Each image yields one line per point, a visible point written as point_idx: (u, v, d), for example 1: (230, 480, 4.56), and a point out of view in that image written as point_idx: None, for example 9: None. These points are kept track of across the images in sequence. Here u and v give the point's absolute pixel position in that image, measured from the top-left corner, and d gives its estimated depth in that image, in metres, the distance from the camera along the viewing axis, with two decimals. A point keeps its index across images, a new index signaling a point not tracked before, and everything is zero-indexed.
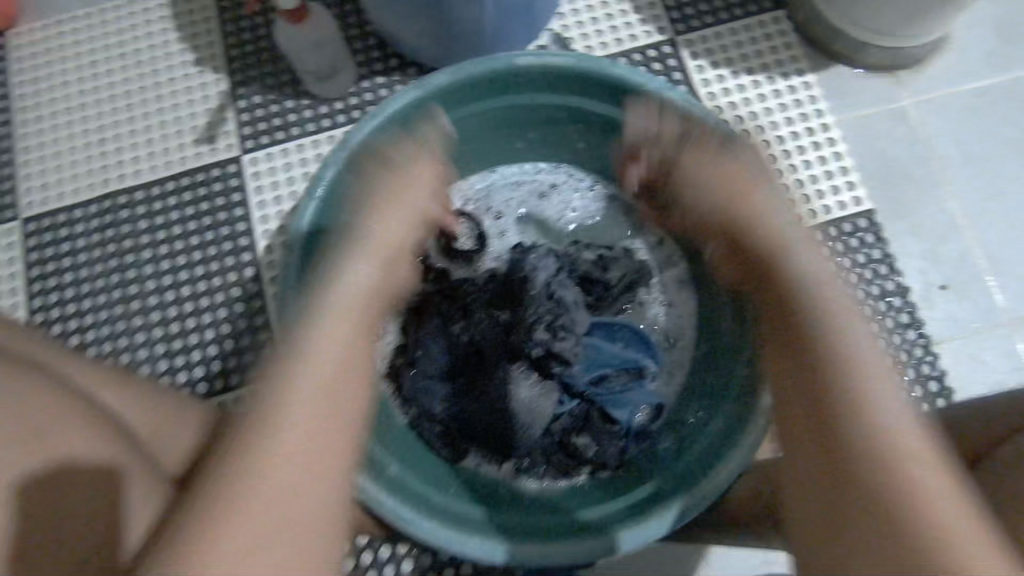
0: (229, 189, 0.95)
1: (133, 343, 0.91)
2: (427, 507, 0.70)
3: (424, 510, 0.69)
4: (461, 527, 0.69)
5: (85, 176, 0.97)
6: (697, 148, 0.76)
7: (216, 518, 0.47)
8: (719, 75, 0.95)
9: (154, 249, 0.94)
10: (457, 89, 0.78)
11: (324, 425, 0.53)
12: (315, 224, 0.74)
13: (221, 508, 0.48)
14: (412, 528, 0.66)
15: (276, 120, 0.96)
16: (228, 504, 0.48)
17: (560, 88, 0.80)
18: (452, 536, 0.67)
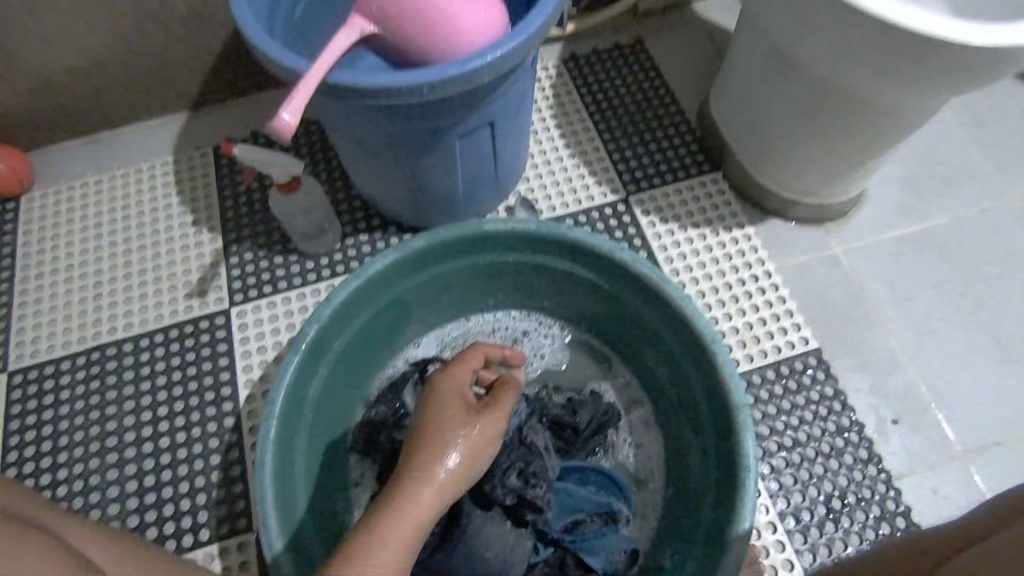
0: (215, 339, 0.99)
1: (105, 498, 0.90)
2: None
3: None
4: None
5: (77, 329, 1.01)
6: (649, 297, 0.84)
7: None
8: (669, 229, 1.07)
9: (135, 400, 0.96)
10: (433, 249, 0.86)
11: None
12: (296, 377, 0.77)
13: None
14: None
15: (265, 275, 1.03)
16: None
17: (527, 248, 0.88)
18: None
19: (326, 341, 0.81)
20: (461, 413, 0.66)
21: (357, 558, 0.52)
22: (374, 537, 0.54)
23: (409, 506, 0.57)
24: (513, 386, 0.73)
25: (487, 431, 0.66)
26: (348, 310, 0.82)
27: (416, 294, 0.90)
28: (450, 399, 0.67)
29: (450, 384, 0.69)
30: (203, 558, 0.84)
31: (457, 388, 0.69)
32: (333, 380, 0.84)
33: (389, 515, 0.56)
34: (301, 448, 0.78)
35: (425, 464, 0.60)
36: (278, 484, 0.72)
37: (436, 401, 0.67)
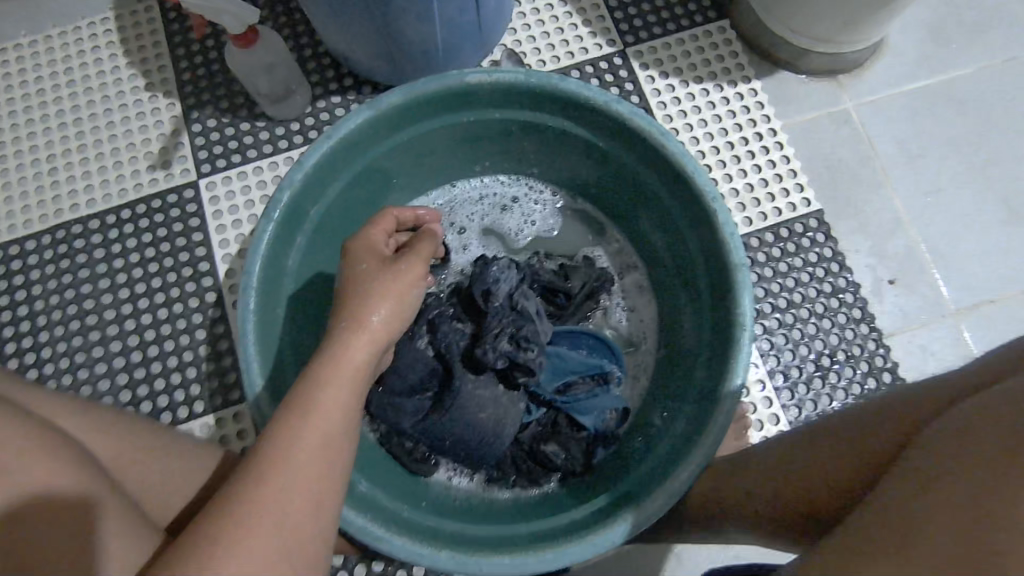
0: (186, 214, 0.93)
1: (93, 375, 0.88)
2: (398, 522, 0.68)
3: (397, 528, 0.66)
4: (430, 539, 0.67)
5: (36, 207, 0.95)
6: (647, 154, 0.78)
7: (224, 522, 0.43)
8: (670, 84, 0.98)
9: (110, 278, 0.92)
10: (411, 105, 0.77)
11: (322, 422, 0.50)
12: (272, 246, 0.73)
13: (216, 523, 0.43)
14: (382, 546, 0.64)
15: (231, 143, 0.95)
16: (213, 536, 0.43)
17: (511, 102, 0.80)
18: (424, 551, 0.64)
19: (302, 208, 0.76)
20: (370, 271, 0.62)
21: (296, 408, 0.50)
22: (310, 388, 0.52)
23: (337, 356, 0.55)
24: (431, 234, 0.69)
25: (408, 275, 0.63)
26: (322, 174, 0.76)
27: (395, 156, 0.83)
28: (359, 265, 0.63)
29: (359, 250, 0.65)
30: (200, 428, 0.85)
31: (366, 252, 0.65)
32: (313, 249, 0.80)
33: (321, 367, 0.53)
34: (285, 321, 0.75)
35: (354, 312, 0.58)
36: (264, 355, 0.70)
37: (351, 262, 0.64)
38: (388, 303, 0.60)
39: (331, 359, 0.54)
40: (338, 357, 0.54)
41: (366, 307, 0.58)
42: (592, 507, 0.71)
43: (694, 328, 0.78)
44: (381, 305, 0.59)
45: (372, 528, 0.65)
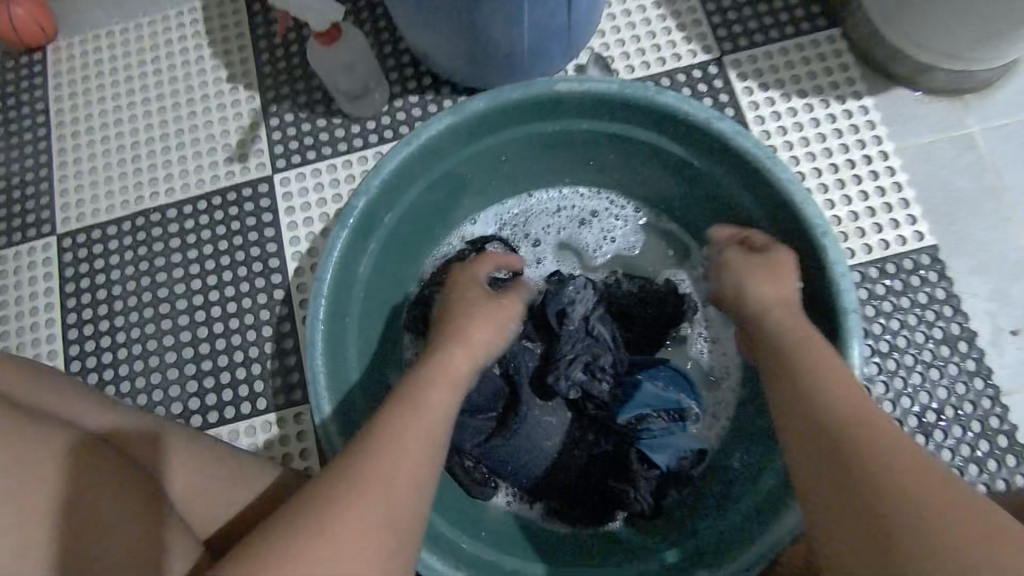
0: (260, 208, 0.93)
1: (163, 364, 0.89)
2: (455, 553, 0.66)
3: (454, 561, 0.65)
4: None
5: (120, 194, 0.96)
6: (746, 179, 0.71)
7: (326, 509, 0.45)
8: (769, 98, 0.90)
9: (184, 268, 0.92)
10: (496, 112, 0.73)
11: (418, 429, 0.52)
12: (345, 253, 0.70)
13: (316, 520, 0.44)
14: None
15: (307, 139, 0.94)
16: (313, 517, 0.44)
17: (603, 113, 0.75)
18: None
19: (376, 214, 0.73)
20: (474, 299, 0.67)
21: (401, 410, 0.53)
22: (414, 392, 0.55)
23: (446, 368, 0.58)
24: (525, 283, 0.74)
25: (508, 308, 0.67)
26: (398, 181, 0.73)
27: (474, 164, 0.79)
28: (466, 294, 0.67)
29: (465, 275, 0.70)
30: (261, 427, 0.85)
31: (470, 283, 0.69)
32: (384, 257, 0.77)
33: (424, 377, 0.57)
34: (353, 328, 0.72)
35: (456, 334, 0.62)
36: (331, 366, 0.67)
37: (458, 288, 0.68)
38: (488, 329, 0.63)
39: (432, 373, 0.57)
40: (438, 372, 0.58)
41: (467, 330, 0.62)
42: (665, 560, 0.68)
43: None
44: (485, 334, 0.63)
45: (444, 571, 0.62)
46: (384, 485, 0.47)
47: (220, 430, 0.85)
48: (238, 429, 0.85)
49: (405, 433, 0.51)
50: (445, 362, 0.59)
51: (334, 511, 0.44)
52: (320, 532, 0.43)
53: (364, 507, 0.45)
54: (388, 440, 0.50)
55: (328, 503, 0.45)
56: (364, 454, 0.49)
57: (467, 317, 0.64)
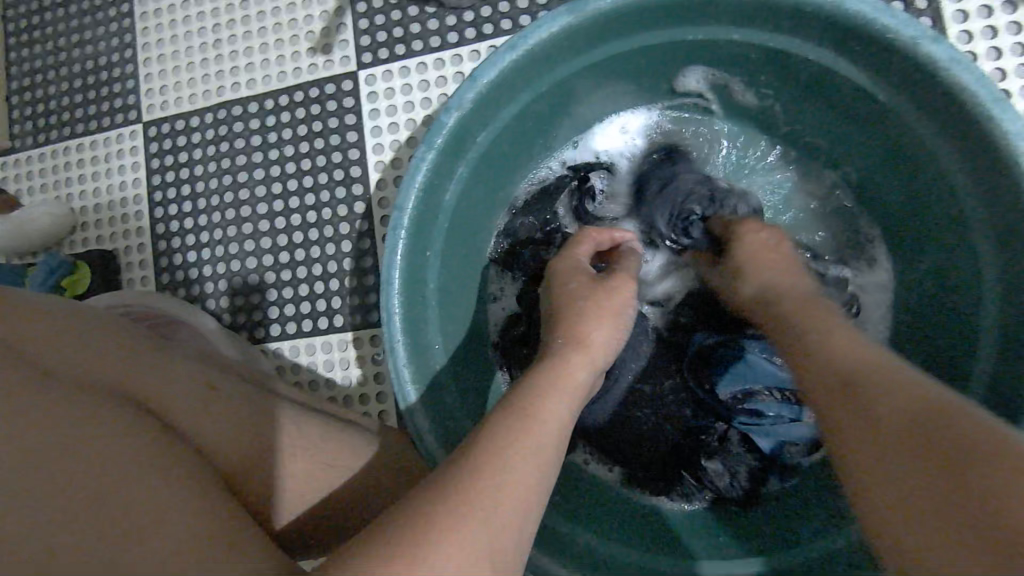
0: (343, 109, 0.84)
1: (243, 268, 0.86)
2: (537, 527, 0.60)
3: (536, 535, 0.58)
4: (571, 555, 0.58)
5: (202, 82, 0.90)
6: (950, 124, 0.55)
7: (425, 519, 0.36)
8: (987, 6, 0.68)
9: (264, 170, 0.87)
10: (626, 12, 0.59)
11: (535, 450, 0.43)
12: (430, 178, 0.61)
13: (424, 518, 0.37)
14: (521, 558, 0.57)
15: (397, 31, 0.83)
16: (422, 522, 0.36)
17: (764, 19, 0.59)
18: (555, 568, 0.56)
19: (469, 131, 0.62)
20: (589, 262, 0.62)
21: (513, 415, 0.45)
22: (534, 391, 0.48)
23: (568, 370, 0.51)
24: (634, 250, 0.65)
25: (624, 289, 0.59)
26: (498, 93, 0.61)
27: (589, 76, 0.66)
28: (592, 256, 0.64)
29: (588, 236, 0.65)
30: (337, 345, 0.81)
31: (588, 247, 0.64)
32: (475, 182, 0.67)
33: (540, 376, 0.49)
34: (435, 262, 0.65)
35: (573, 329, 0.54)
36: (408, 306, 0.61)
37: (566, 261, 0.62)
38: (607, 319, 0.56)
39: (549, 373, 0.50)
40: (557, 374, 0.50)
41: (587, 324, 0.55)
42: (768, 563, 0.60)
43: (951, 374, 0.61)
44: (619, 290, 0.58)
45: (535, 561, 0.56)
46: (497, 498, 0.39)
47: (296, 342, 0.83)
48: (314, 344, 0.82)
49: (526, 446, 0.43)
50: (566, 363, 0.51)
51: (443, 522, 0.36)
52: (422, 546, 0.35)
53: (479, 514, 0.37)
54: (505, 441, 0.42)
55: (428, 513, 0.37)
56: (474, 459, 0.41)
57: (591, 299, 0.56)
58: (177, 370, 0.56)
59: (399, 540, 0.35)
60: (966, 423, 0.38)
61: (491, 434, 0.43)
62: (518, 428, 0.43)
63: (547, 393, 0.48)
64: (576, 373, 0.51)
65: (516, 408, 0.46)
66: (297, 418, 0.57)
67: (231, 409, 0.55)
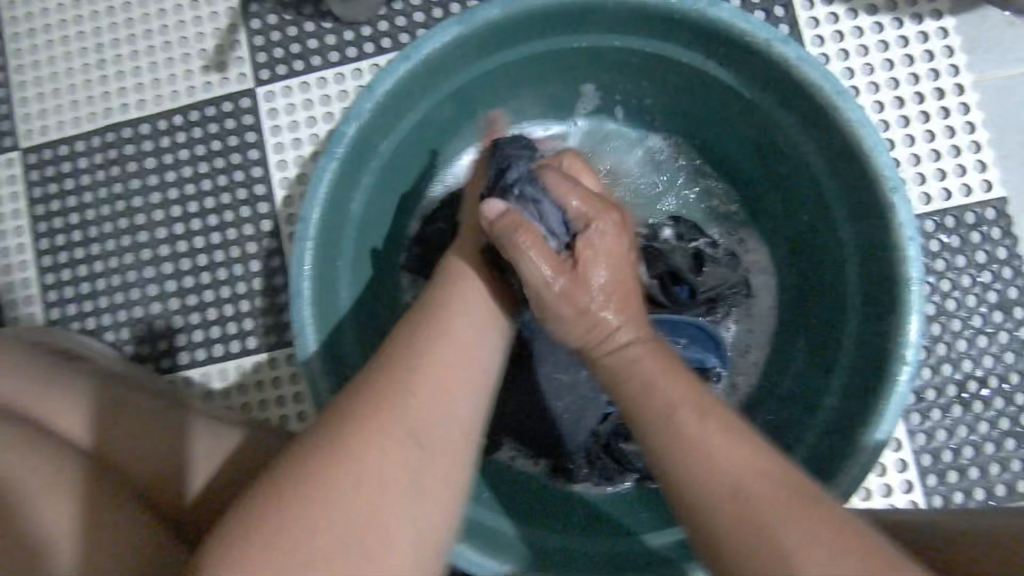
0: (242, 127, 0.82)
1: (143, 297, 0.82)
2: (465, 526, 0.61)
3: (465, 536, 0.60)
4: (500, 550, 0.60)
5: (86, 105, 0.85)
6: (805, 115, 0.61)
7: (308, 498, 0.40)
8: (833, 14, 0.77)
9: (161, 193, 0.83)
10: (513, 22, 0.62)
11: (425, 412, 0.46)
12: (334, 188, 0.61)
13: (309, 498, 0.40)
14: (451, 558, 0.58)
15: (294, 47, 0.82)
16: (304, 501, 0.40)
17: (639, 27, 0.64)
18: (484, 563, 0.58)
19: (371, 141, 0.63)
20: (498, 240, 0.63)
21: (410, 376, 0.47)
22: (428, 344, 0.50)
23: (461, 326, 0.53)
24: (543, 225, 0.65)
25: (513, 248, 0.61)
26: (397, 102, 0.63)
27: (485, 84, 0.69)
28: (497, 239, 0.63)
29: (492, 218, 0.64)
30: (252, 367, 0.79)
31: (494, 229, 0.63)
32: (381, 191, 0.68)
33: (439, 329, 0.52)
34: (345, 272, 0.65)
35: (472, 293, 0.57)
36: (320, 319, 0.61)
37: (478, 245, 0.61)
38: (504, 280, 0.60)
39: (444, 327, 0.52)
40: (449, 327, 0.52)
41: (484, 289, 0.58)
42: (678, 533, 0.61)
43: (824, 347, 0.66)
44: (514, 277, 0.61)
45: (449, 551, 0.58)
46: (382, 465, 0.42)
47: (207, 369, 0.79)
48: (226, 369, 0.79)
49: (418, 409, 0.45)
50: (460, 320, 0.54)
51: (328, 502, 0.40)
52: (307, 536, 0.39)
53: (372, 489, 0.41)
54: (391, 405, 0.45)
55: (316, 484, 0.40)
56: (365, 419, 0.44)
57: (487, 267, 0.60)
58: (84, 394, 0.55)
59: (282, 520, 0.39)
60: (737, 462, 0.40)
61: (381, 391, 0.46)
62: (406, 385, 0.46)
63: (439, 346, 0.50)
64: (471, 329, 0.53)
65: (409, 366, 0.48)
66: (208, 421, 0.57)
67: (137, 416, 0.55)
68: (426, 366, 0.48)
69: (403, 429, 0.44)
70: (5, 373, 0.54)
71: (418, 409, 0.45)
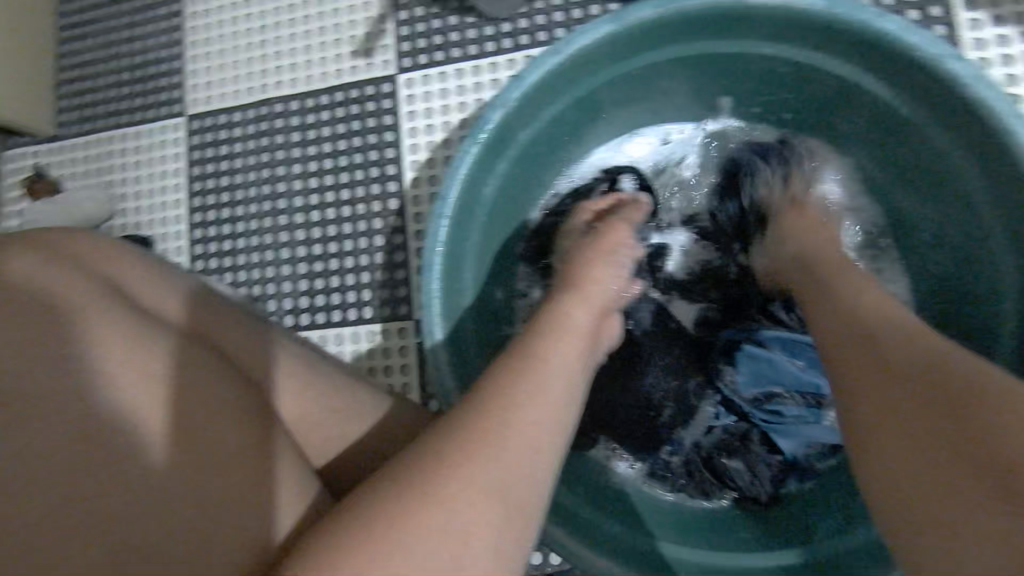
0: (381, 110, 0.88)
1: (275, 259, 0.88)
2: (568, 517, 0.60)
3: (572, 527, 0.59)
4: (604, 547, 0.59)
5: (246, 80, 0.93)
6: (973, 135, 0.58)
7: (419, 484, 0.38)
8: (1005, 33, 0.71)
9: (302, 165, 0.90)
10: (667, 23, 0.63)
11: (534, 407, 0.44)
12: (474, 170, 0.64)
13: (418, 484, 0.38)
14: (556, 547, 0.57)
15: (437, 38, 0.86)
16: (414, 487, 0.38)
17: (795, 36, 0.63)
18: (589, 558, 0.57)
19: (512, 129, 0.66)
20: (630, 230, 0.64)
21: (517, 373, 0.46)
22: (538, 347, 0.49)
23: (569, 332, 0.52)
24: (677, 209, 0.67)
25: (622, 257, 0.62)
26: (541, 93, 0.65)
27: (626, 84, 0.70)
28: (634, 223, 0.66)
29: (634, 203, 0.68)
30: (365, 336, 0.83)
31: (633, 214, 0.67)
32: (512, 179, 0.70)
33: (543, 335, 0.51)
34: (471, 253, 0.67)
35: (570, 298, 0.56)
36: (447, 293, 0.63)
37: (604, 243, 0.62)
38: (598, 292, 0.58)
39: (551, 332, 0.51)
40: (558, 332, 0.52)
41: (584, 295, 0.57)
42: (801, 556, 0.61)
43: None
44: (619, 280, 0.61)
45: (569, 544, 0.57)
46: (492, 461, 0.40)
47: (325, 332, 0.85)
48: (343, 334, 0.84)
49: (526, 408, 0.44)
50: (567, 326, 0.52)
51: (436, 485, 0.38)
52: (419, 518, 0.37)
53: (477, 478, 0.39)
54: (502, 402, 0.43)
55: (429, 475, 0.39)
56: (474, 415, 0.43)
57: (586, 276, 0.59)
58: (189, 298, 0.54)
59: (393, 509, 0.37)
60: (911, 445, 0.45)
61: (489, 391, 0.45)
62: (517, 385, 0.45)
63: (544, 349, 0.49)
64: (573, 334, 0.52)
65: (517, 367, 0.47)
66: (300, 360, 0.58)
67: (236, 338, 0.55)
68: (534, 368, 0.47)
69: (519, 424, 0.43)
70: (117, 262, 0.52)
71: (529, 408, 0.44)
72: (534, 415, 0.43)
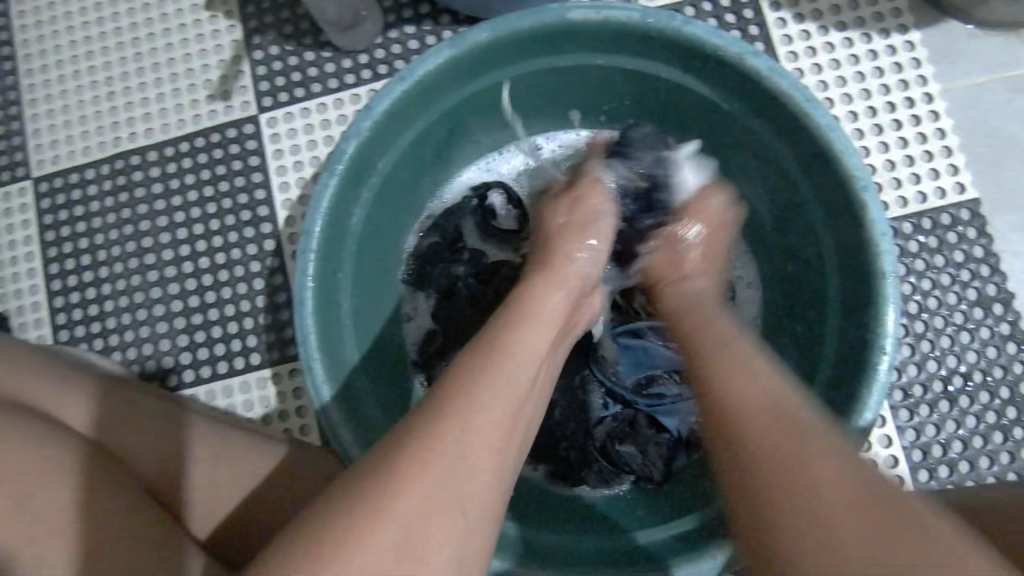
0: (246, 151, 0.86)
1: (151, 316, 0.84)
2: None
3: None
4: (505, 551, 0.61)
5: (97, 134, 0.89)
6: (779, 121, 0.65)
7: (375, 487, 0.38)
8: (805, 31, 0.81)
9: (168, 216, 0.86)
10: (502, 44, 0.66)
11: (494, 410, 0.44)
12: (335, 202, 0.64)
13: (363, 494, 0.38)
14: None
15: (294, 75, 0.86)
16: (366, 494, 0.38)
17: (620, 46, 0.68)
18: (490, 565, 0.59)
19: (370, 158, 0.67)
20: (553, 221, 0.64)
21: (490, 369, 0.46)
22: (507, 343, 0.49)
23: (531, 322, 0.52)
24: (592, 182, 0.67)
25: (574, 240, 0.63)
26: (393, 121, 0.66)
27: (477, 103, 0.73)
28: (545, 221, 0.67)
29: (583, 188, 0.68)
30: (256, 383, 0.81)
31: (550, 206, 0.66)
32: (380, 206, 0.71)
33: (510, 330, 0.51)
34: (346, 285, 0.67)
35: (528, 288, 0.57)
36: (323, 328, 0.63)
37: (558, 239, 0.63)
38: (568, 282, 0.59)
39: (516, 323, 0.51)
40: (521, 322, 0.52)
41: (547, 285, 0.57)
42: (697, 519, 0.64)
43: (810, 347, 0.69)
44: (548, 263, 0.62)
45: None
46: (448, 461, 0.40)
47: (213, 386, 0.81)
48: (231, 385, 0.81)
49: (489, 412, 0.44)
50: (529, 317, 0.53)
51: (387, 491, 0.38)
52: (368, 530, 0.37)
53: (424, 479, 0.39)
54: (459, 403, 0.43)
55: (381, 481, 0.39)
56: (436, 414, 0.42)
57: (557, 264, 0.60)
58: (82, 387, 0.55)
59: (342, 518, 0.37)
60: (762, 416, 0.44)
61: (460, 385, 0.44)
62: (485, 385, 0.45)
63: (506, 346, 0.49)
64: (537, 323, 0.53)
65: (487, 361, 0.47)
66: (214, 428, 0.58)
67: (138, 417, 0.56)
68: (500, 367, 0.46)
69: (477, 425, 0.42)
70: (10, 373, 0.53)
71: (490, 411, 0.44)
72: (493, 406, 0.44)
